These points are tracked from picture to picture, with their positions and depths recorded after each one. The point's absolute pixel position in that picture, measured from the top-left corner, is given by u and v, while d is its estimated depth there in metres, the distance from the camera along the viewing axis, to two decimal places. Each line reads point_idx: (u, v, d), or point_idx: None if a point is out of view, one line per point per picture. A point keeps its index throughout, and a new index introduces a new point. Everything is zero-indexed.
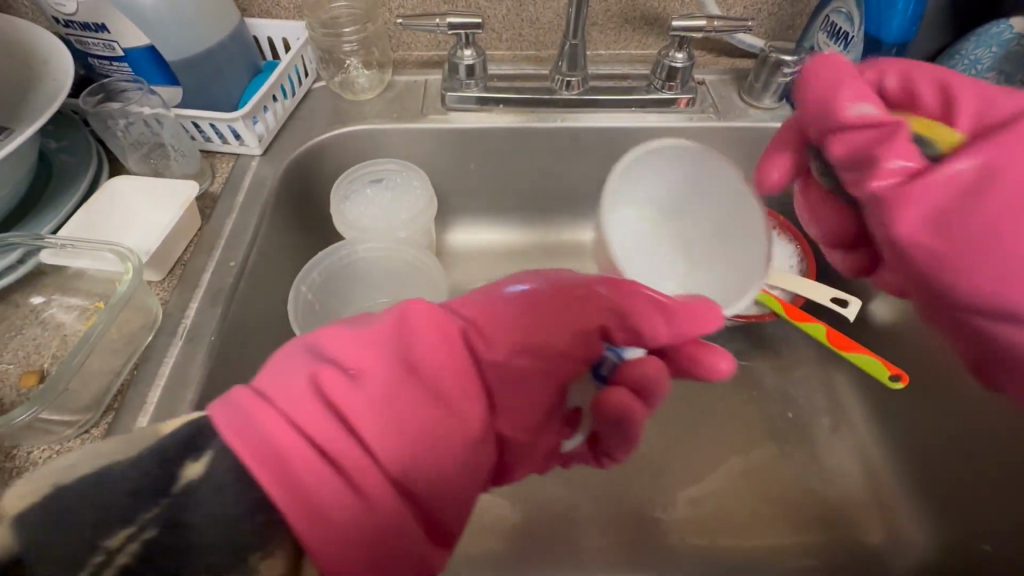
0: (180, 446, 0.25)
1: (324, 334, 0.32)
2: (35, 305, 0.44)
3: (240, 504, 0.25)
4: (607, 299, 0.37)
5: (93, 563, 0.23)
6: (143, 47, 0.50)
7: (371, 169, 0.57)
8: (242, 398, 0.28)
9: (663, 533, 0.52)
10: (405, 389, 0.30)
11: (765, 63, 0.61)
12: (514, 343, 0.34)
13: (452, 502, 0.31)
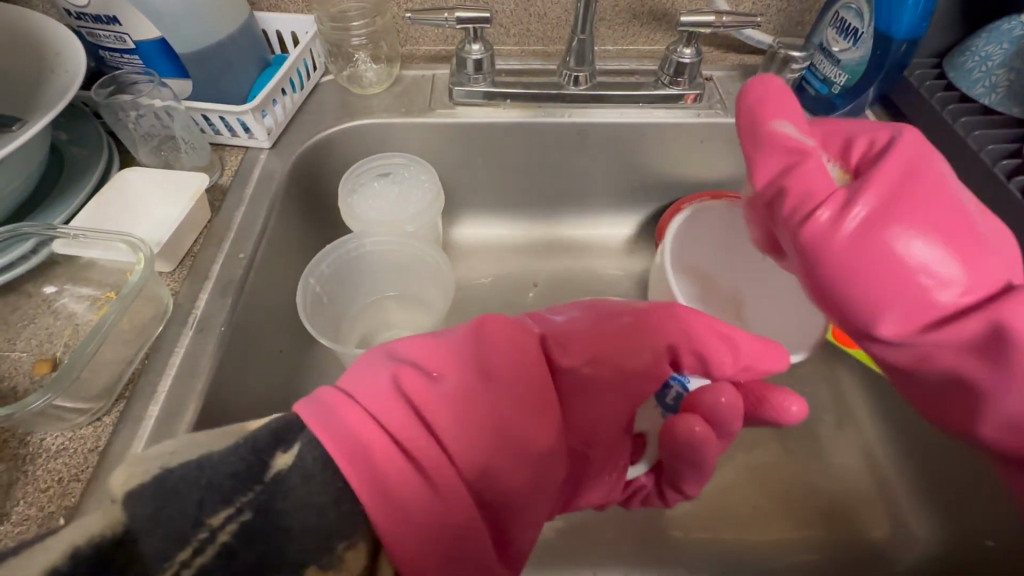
0: (271, 437, 0.29)
1: (400, 347, 0.37)
2: (47, 295, 0.44)
3: (329, 492, 0.28)
4: (671, 327, 0.42)
5: (198, 540, 0.25)
6: (155, 40, 0.51)
7: (380, 163, 0.58)
8: (325, 396, 0.32)
9: (665, 527, 0.52)
10: (480, 395, 0.34)
11: (773, 59, 0.60)
12: (584, 355, 0.39)
13: (528, 506, 0.33)
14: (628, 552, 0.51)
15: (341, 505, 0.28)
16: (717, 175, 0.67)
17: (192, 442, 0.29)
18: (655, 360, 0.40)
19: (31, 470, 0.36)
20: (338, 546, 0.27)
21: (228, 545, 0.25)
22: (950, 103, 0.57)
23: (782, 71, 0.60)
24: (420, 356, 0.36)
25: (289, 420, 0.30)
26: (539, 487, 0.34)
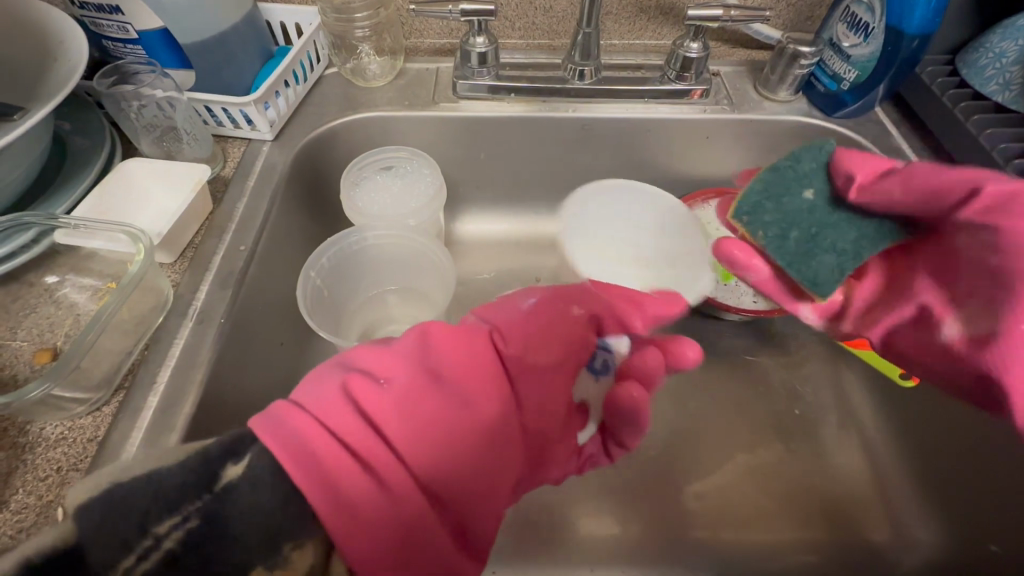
0: (224, 450, 0.29)
1: (354, 354, 0.37)
2: (49, 284, 0.44)
3: (274, 497, 0.28)
4: (590, 298, 0.44)
5: (143, 546, 0.26)
6: (158, 30, 0.51)
7: (381, 157, 0.58)
8: (278, 409, 0.32)
9: (668, 522, 0.52)
10: (426, 393, 0.34)
11: (782, 54, 0.59)
12: (529, 348, 0.38)
13: (480, 498, 0.34)
14: (632, 546, 0.51)
15: (285, 507, 0.28)
16: (722, 172, 0.66)
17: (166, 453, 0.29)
18: (586, 333, 0.42)
19: (32, 457, 0.37)
20: (285, 547, 0.28)
21: (171, 551, 0.26)
22: (961, 100, 0.57)
23: (791, 67, 0.59)
24: (367, 360, 0.36)
25: (240, 434, 0.30)
26: (489, 478, 0.34)
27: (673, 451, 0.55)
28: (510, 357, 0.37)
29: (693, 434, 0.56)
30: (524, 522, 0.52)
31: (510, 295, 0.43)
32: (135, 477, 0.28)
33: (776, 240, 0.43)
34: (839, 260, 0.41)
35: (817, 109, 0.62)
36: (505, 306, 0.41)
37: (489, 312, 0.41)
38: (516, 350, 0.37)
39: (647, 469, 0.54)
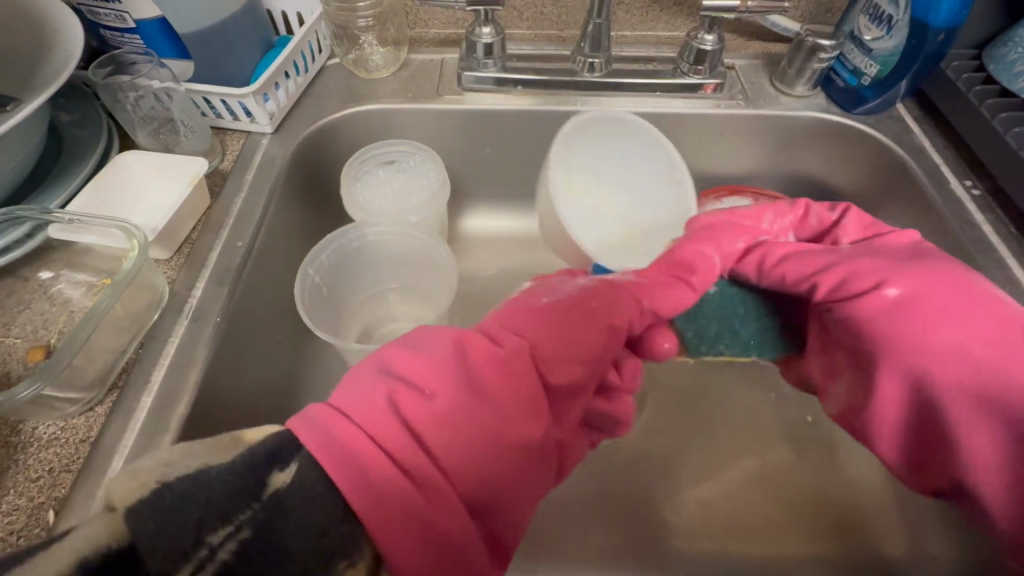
0: (268, 454, 0.28)
1: (390, 354, 0.35)
2: (43, 280, 0.43)
3: (331, 513, 0.27)
4: (604, 295, 0.41)
5: (197, 558, 0.24)
6: (156, 19, 0.49)
7: (383, 151, 0.56)
8: (321, 415, 0.30)
9: (675, 527, 0.51)
10: (473, 411, 0.32)
11: (800, 48, 0.57)
12: (570, 359, 0.37)
13: (520, 509, 0.34)
14: (634, 550, 0.50)
15: (342, 525, 0.27)
16: (734, 169, 0.64)
17: (187, 452, 0.27)
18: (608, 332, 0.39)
19: (23, 458, 0.36)
20: (338, 565, 0.26)
21: (227, 563, 0.24)
22: (987, 96, 0.54)
23: (809, 60, 0.57)
24: (407, 366, 0.34)
25: (286, 439, 0.29)
26: (529, 491, 0.34)
27: (678, 459, 0.55)
28: (552, 377, 0.36)
29: (703, 435, 0.56)
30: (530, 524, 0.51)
31: (539, 290, 0.41)
32: (185, 476, 0.26)
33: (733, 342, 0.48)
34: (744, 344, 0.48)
35: (834, 104, 0.59)
36: (548, 313, 0.38)
37: (528, 320, 0.38)
38: (559, 367, 0.36)
39: (651, 474, 0.54)
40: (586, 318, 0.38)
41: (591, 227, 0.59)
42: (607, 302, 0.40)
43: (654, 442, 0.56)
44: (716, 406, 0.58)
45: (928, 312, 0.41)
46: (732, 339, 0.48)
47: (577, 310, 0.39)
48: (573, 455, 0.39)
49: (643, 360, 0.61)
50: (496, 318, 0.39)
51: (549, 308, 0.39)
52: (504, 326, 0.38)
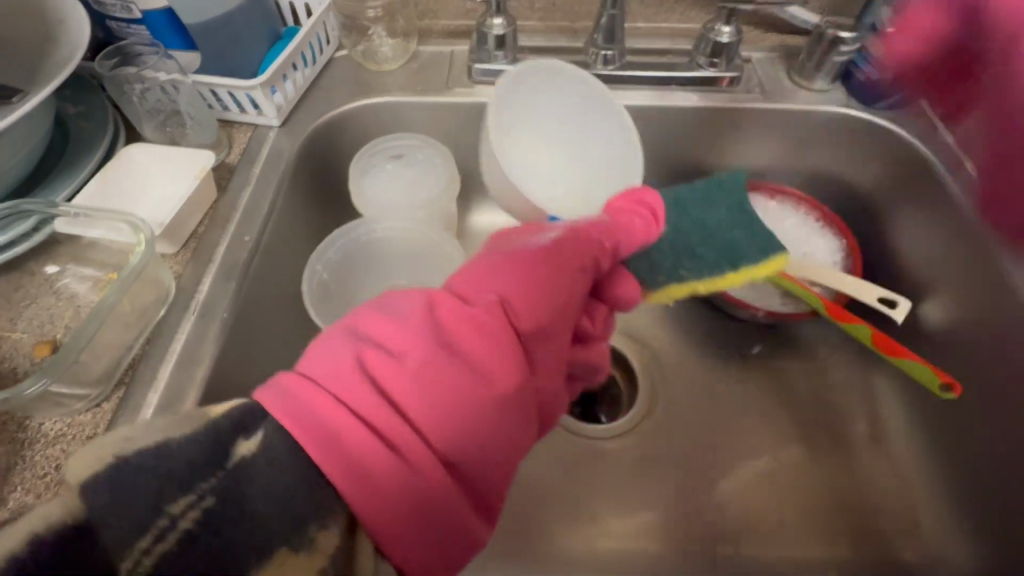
0: (233, 426, 0.27)
1: (360, 317, 0.34)
2: (50, 275, 0.43)
3: (298, 477, 0.26)
4: (575, 242, 0.38)
5: (157, 528, 0.23)
6: (161, 10, 0.48)
7: (392, 144, 0.55)
8: (288, 383, 0.29)
9: (701, 534, 0.50)
10: (445, 369, 0.31)
11: (819, 41, 0.56)
12: (544, 312, 0.35)
13: (504, 469, 0.32)
14: (661, 560, 0.49)
15: (311, 491, 0.26)
16: (749, 165, 0.63)
17: (147, 426, 0.26)
18: (579, 281, 0.37)
19: (29, 454, 0.36)
20: (310, 528, 0.26)
21: (190, 532, 0.24)
22: None
23: (828, 54, 0.56)
24: (376, 328, 0.32)
25: (251, 407, 0.28)
26: (513, 448, 0.32)
27: (686, 460, 0.54)
28: (527, 330, 0.34)
29: (713, 433, 0.56)
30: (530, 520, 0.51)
31: (513, 243, 0.39)
32: (147, 448, 0.25)
33: (695, 264, 0.48)
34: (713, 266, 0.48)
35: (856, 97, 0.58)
36: (521, 263, 0.36)
37: (499, 271, 0.36)
38: (534, 320, 0.34)
39: (659, 476, 0.53)
40: (561, 268, 0.36)
41: (535, 178, 0.51)
42: (582, 250, 0.38)
43: (666, 442, 0.55)
44: (727, 407, 0.57)
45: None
46: (696, 263, 0.48)
47: (552, 260, 0.36)
48: (561, 414, 0.37)
49: (653, 359, 0.61)
50: (467, 272, 0.37)
51: (521, 256, 0.36)
52: (477, 279, 0.36)
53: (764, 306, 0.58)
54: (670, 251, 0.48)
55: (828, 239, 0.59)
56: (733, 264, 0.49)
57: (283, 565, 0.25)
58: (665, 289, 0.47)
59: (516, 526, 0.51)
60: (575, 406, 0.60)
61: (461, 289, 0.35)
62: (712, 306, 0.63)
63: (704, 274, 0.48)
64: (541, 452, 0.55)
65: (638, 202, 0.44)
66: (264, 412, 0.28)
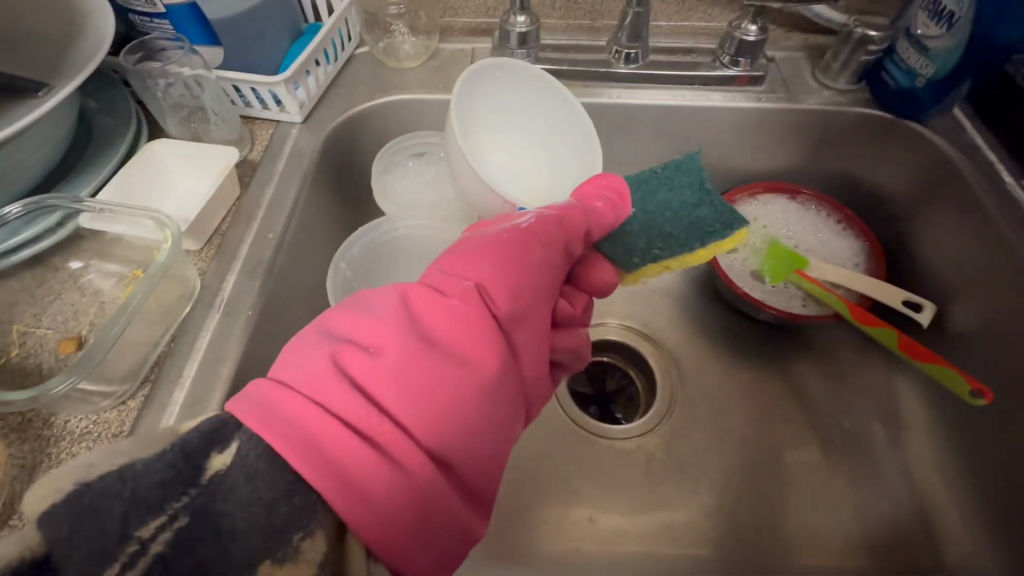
0: (202, 439, 0.26)
1: (334, 317, 0.33)
2: (74, 270, 0.42)
3: (275, 488, 0.26)
4: (543, 229, 0.37)
5: (126, 554, 0.23)
6: (186, 5, 0.47)
7: (414, 142, 0.55)
8: (260, 389, 0.29)
9: (743, 538, 0.50)
10: (423, 362, 0.30)
11: (846, 40, 0.56)
12: (520, 297, 0.34)
13: (491, 457, 0.32)
14: (701, 559, 0.49)
15: (291, 500, 0.26)
16: (771, 165, 0.62)
17: (111, 451, 0.26)
18: (552, 266, 0.37)
19: (55, 451, 0.35)
20: (293, 537, 0.26)
21: (161, 555, 0.24)
22: None
23: (855, 53, 0.55)
24: (350, 326, 0.32)
25: (224, 419, 0.27)
26: (496, 436, 0.32)
27: (707, 460, 0.54)
28: (505, 316, 0.33)
29: (726, 432, 0.55)
30: (526, 517, 0.51)
31: (484, 229, 0.38)
32: (108, 473, 0.25)
33: (669, 243, 0.43)
34: (686, 240, 0.43)
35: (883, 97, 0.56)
36: (494, 250, 0.35)
37: (472, 259, 0.35)
38: (511, 305, 0.34)
39: (682, 479, 0.53)
40: (535, 254, 0.36)
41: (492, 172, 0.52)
42: (555, 234, 0.37)
43: (687, 444, 0.55)
44: (746, 408, 0.56)
45: None
46: (670, 241, 0.43)
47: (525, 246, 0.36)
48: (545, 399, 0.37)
49: (673, 361, 0.60)
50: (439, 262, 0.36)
51: (493, 243, 0.36)
52: (449, 269, 0.35)
53: (786, 308, 0.57)
54: (643, 229, 0.43)
55: (851, 240, 0.59)
56: (703, 240, 0.43)
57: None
58: (641, 270, 0.43)
59: (537, 530, 0.50)
60: (592, 406, 0.60)
61: (436, 280, 0.34)
62: (731, 307, 0.62)
63: (677, 255, 0.43)
64: (560, 456, 0.54)
65: (603, 187, 0.42)
66: (236, 424, 0.27)
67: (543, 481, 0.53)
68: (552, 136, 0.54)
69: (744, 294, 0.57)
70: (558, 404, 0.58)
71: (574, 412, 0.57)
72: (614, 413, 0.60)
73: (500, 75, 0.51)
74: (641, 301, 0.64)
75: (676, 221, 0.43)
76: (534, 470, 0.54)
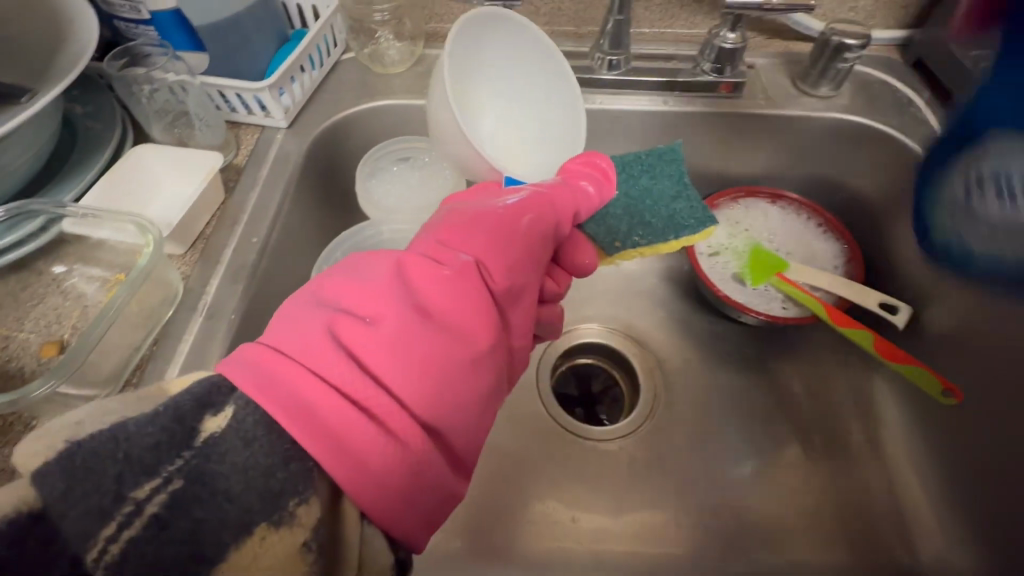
0: (195, 403, 0.25)
1: (327, 288, 0.33)
2: (57, 274, 0.43)
3: (274, 454, 0.25)
4: (536, 208, 0.38)
5: (122, 514, 0.22)
6: (169, 11, 0.48)
7: (399, 147, 0.56)
8: (251, 354, 0.28)
9: (723, 538, 0.50)
10: (421, 333, 0.31)
11: (824, 48, 0.56)
12: (514, 272, 0.35)
13: (478, 428, 0.32)
14: (684, 556, 0.50)
15: (288, 466, 0.25)
16: (753, 169, 0.63)
17: (102, 408, 0.25)
18: (545, 244, 0.38)
19: None
20: (289, 502, 0.24)
21: (157, 516, 0.22)
22: None
23: (833, 61, 0.55)
24: (344, 295, 0.32)
25: (218, 383, 0.26)
26: (486, 406, 0.33)
27: (688, 456, 0.55)
28: (500, 291, 0.34)
29: (710, 430, 0.56)
30: (512, 511, 0.52)
31: (476, 205, 0.39)
32: (99, 432, 0.23)
33: (648, 231, 0.47)
34: (664, 228, 0.47)
35: (937, 262, 0.38)
36: (490, 227, 0.36)
37: (467, 235, 0.36)
38: (505, 280, 0.35)
39: (664, 473, 0.54)
40: (529, 233, 0.37)
41: (476, 133, 0.51)
42: (548, 215, 0.39)
43: (668, 443, 0.56)
44: (726, 409, 0.57)
45: None
46: (648, 228, 0.47)
47: (520, 224, 0.37)
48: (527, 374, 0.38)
49: (658, 364, 0.61)
50: (432, 237, 0.36)
51: (489, 220, 0.37)
52: (444, 243, 0.36)
53: (765, 310, 0.58)
54: (625, 215, 0.47)
55: (831, 241, 0.60)
56: (677, 232, 0.47)
57: (265, 543, 0.24)
58: (619, 254, 0.47)
59: (522, 526, 0.51)
60: (576, 407, 0.61)
61: (430, 253, 0.35)
62: (714, 310, 0.63)
63: (654, 241, 0.47)
64: (543, 455, 0.55)
65: (590, 166, 0.45)
66: (230, 387, 0.26)
67: (531, 466, 0.54)
68: (546, 113, 0.55)
69: (724, 296, 0.57)
70: (544, 409, 0.58)
71: (557, 412, 0.58)
72: (598, 413, 0.61)
73: (491, 36, 0.51)
74: (625, 304, 0.65)
75: (655, 209, 0.48)
76: (523, 465, 0.54)
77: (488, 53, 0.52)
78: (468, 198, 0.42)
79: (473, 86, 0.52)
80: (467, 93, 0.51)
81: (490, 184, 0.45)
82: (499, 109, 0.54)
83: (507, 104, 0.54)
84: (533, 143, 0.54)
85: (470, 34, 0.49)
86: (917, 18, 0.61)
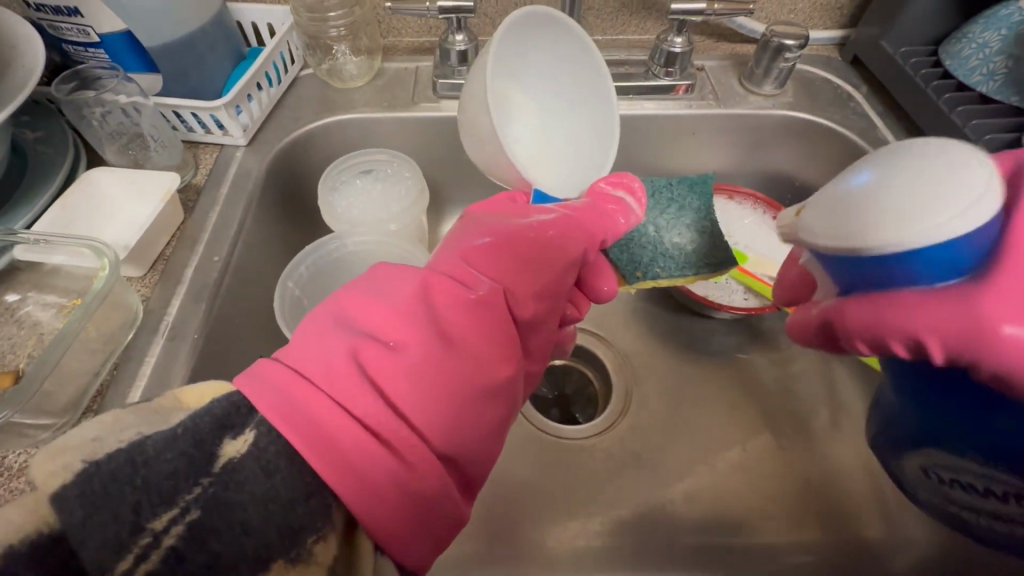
0: (215, 425, 0.25)
1: (350, 306, 0.33)
2: (10, 303, 0.42)
3: (296, 487, 0.24)
4: (558, 237, 0.39)
5: (139, 547, 0.21)
6: (121, 32, 0.48)
7: (360, 159, 0.56)
8: (274, 377, 0.28)
9: (705, 532, 0.51)
10: (444, 361, 0.31)
11: (766, 48, 0.58)
12: (535, 298, 0.36)
13: (491, 457, 0.32)
14: (662, 548, 0.50)
15: (308, 501, 0.24)
16: (708, 168, 0.66)
17: (118, 425, 0.24)
18: (566, 270, 0.39)
19: None
20: (306, 539, 0.24)
21: (175, 549, 0.22)
22: (946, 91, 0.55)
23: (775, 61, 0.58)
24: (368, 317, 0.32)
25: (236, 403, 0.26)
26: (500, 433, 0.33)
27: (667, 449, 0.56)
28: (520, 315, 0.35)
29: (687, 424, 0.57)
30: (511, 522, 0.52)
31: (497, 225, 0.39)
32: (115, 452, 0.23)
33: (667, 264, 0.51)
34: (689, 262, 0.52)
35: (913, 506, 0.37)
36: (511, 253, 0.37)
37: (491, 257, 0.36)
38: (526, 303, 0.36)
39: (642, 470, 0.55)
40: (549, 262, 0.38)
41: (508, 132, 0.50)
42: (569, 239, 0.39)
43: (644, 439, 0.57)
44: (700, 404, 0.58)
45: (933, 312, 0.28)
46: (668, 261, 0.51)
47: (543, 246, 0.38)
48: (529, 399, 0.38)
49: (626, 359, 0.62)
50: (457, 256, 0.37)
51: (511, 241, 0.37)
52: (466, 266, 0.36)
53: (726, 301, 0.60)
54: (648, 248, 0.52)
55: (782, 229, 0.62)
56: (695, 267, 0.51)
57: None
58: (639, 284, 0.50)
59: (500, 522, 0.52)
60: (553, 409, 0.61)
61: (455, 276, 0.35)
62: (684, 307, 0.65)
63: (671, 272, 0.50)
64: (522, 455, 0.56)
65: (622, 188, 0.48)
66: (249, 409, 0.26)
67: (512, 472, 0.55)
68: (570, 116, 0.55)
69: (695, 294, 0.60)
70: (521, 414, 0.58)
71: (538, 421, 0.58)
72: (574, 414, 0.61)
73: (526, 41, 0.50)
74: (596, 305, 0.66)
75: (674, 240, 0.53)
76: (515, 469, 0.55)
77: (520, 57, 0.51)
78: (488, 213, 0.43)
79: (506, 86, 0.51)
80: (499, 95, 0.50)
81: (516, 196, 0.47)
82: (522, 112, 0.53)
83: (534, 104, 0.54)
84: (556, 149, 0.54)
85: (511, 36, 0.48)
86: (852, 16, 0.65)
